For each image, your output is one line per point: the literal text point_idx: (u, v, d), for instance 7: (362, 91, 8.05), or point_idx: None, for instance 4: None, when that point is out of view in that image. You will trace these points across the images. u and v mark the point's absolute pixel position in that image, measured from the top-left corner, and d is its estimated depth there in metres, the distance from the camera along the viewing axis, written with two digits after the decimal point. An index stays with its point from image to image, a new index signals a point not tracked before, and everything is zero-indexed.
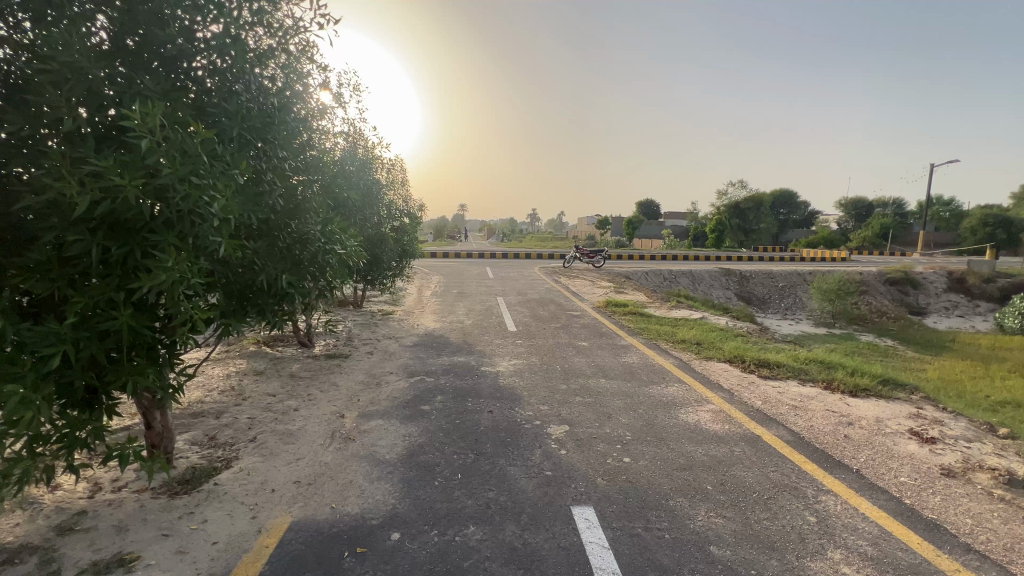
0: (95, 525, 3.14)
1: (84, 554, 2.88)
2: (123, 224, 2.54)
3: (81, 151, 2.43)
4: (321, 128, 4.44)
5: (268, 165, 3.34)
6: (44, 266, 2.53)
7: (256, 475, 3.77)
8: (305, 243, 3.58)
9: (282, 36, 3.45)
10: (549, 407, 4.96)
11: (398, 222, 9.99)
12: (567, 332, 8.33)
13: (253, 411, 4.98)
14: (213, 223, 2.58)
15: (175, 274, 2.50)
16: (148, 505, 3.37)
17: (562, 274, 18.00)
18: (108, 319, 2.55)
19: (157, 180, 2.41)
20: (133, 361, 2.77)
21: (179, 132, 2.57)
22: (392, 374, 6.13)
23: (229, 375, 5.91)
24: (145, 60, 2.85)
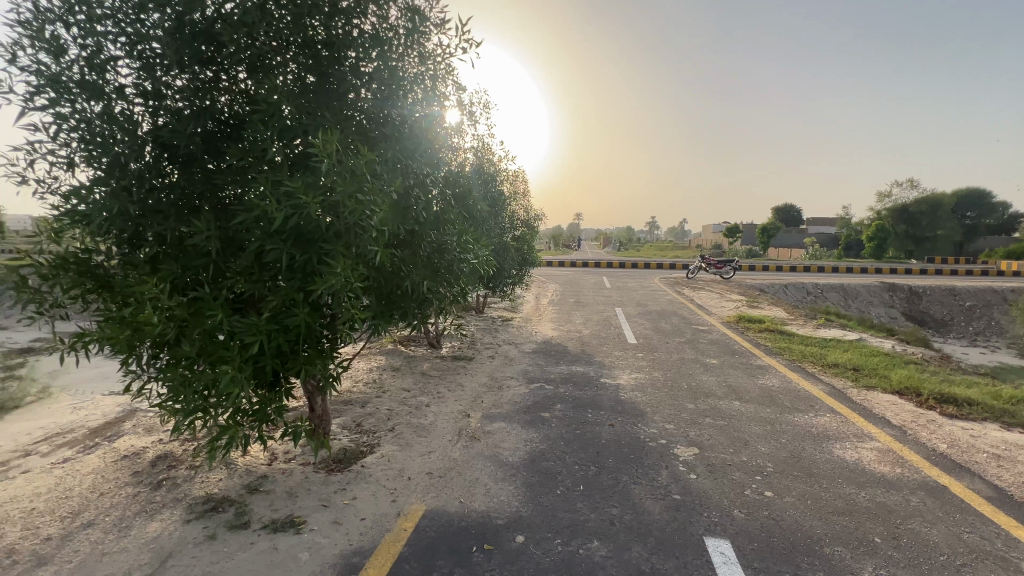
0: (273, 488, 3.74)
1: (266, 512, 3.45)
2: (305, 236, 2.98)
3: (278, 174, 2.92)
4: (457, 144, 4.79)
5: (415, 181, 3.67)
6: (248, 270, 3.08)
7: (395, 462, 4.15)
8: (443, 252, 3.85)
9: (430, 63, 3.80)
10: (675, 426, 4.68)
11: (519, 232, 10.34)
12: (693, 348, 7.78)
13: (391, 403, 5.52)
14: (372, 234, 2.90)
15: (341, 279, 2.87)
16: (311, 477, 3.91)
17: (685, 285, 16.98)
18: (292, 316, 3.03)
19: (332, 197, 2.79)
20: (306, 352, 3.25)
21: (349, 156, 2.95)
22: (513, 379, 6.32)
23: (372, 369, 6.64)
24: (325, 97, 3.36)
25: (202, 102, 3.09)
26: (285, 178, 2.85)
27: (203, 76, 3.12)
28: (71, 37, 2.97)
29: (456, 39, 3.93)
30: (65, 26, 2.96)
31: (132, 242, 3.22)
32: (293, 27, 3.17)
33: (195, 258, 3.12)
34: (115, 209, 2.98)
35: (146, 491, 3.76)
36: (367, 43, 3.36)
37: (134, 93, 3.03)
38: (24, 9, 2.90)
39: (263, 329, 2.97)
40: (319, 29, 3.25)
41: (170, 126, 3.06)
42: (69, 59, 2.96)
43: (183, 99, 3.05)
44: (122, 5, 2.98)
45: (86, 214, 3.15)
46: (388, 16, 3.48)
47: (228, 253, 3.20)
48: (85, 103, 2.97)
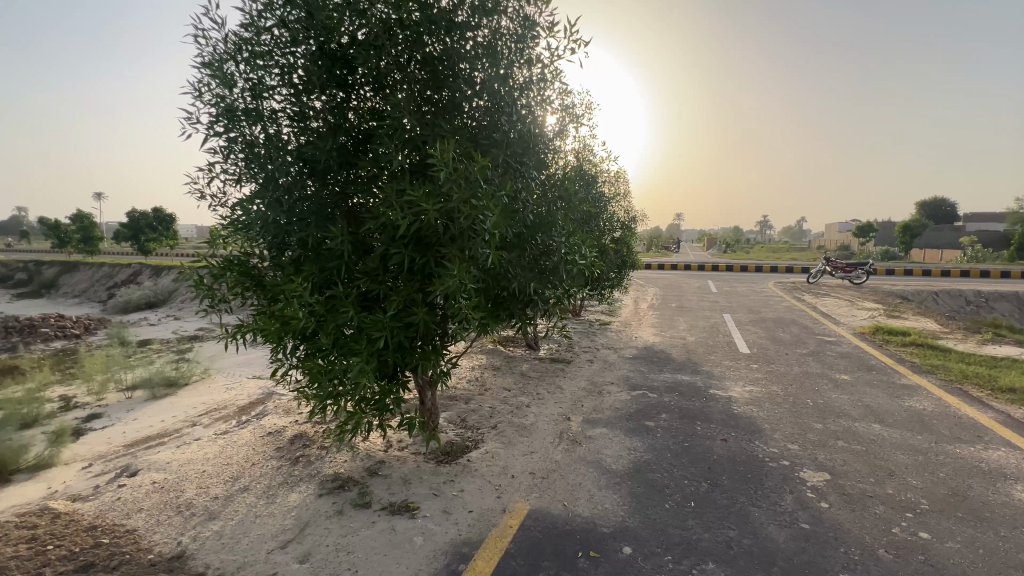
0: (390, 473, 4.05)
1: (385, 495, 3.74)
2: (424, 240, 3.18)
3: (402, 183, 3.14)
4: (562, 146, 4.80)
5: (523, 184, 3.74)
6: (374, 271, 3.36)
7: (499, 459, 4.26)
8: (549, 254, 3.87)
9: (539, 68, 3.86)
10: (800, 447, 4.22)
11: (619, 233, 10.08)
12: (819, 361, 6.95)
13: (493, 401, 5.69)
14: (485, 238, 3.00)
15: (457, 281, 3.01)
16: (422, 467, 4.16)
17: (806, 291, 15.25)
18: (411, 314, 3.27)
19: (450, 204, 2.93)
20: (423, 349, 3.47)
21: (466, 164, 3.07)
22: (614, 385, 6.17)
23: (474, 367, 6.90)
24: (443, 109, 3.56)
25: (337, 120, 3.43)
26: (408, 186, 3.06)
27: (338, 96, 3.46)
28: (238, 72, 3.49)
29: (565, 41, 3.93)
30: (234, 63, 3.48)
31: (281, 246, 3.69)
32: (415, 46, 3.40)
33: (330, 261, 3.48)
34: (269, 218, 3.43)
35: (287, 465, 4.29)
36: (480, 54, 3.50)
37: (284, 116, 3.47)
38: (205, 52, 3.45)
39: (387, 326, 3.21)
40: (437, 45, 3.46)
41: (312, 143, 3.44)
42: (236, 90, 3.46)
43: (322, 119, 3.42)
44: (275, 41, 3.43)
45: (246, 223, 3.68)
46: (499, 26, 3.60)
47: (357, 256, 3.52)
48: (248, 127, 3.46)
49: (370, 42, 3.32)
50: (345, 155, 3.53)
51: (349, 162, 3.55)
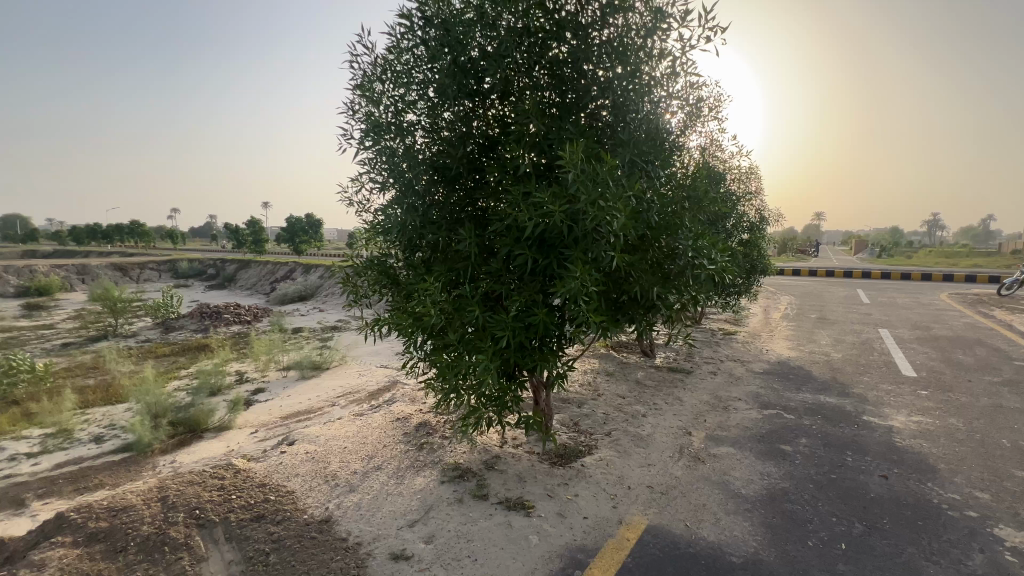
0: (506, 469, 4.17)
1: (501, 489, 3.86)
2: (548, 242, 3.22)
3: (528, 186, 3.19)
4: (690, 143, 4.51)
5: (649, 184, 3.60)
6: (499, 272, 3.48)
7: (614, 468, 4.15)
8: (674, 257, 3.66)
9: (670, 62, 3.68)
10: (992, 497, 3.44)
11: (749, 236, 9.21)
12: (1019, 393, 5.60)
13: (607, 408, 5.55)
14: (610, 240, 2.93)
15: (581, 283, 2.98)
16: (537, 466, 4.22)
17: (996, 305, 12.43)
18: (533, 315, 3.33)
19: (576, 205, 2.92)
20: (542, 350, 3.50)
21: (593, 164, 3.03)
22: (741, 401, 5.64)
23: (587, 371, 6.82)
24: (569, 111, 3.58)
25: (468, 127, 3.61)
26: (534, 188, 3.09)
27: (469, 106, 3.65)
28: (384, 91, 3.86)
29: (699, 29, 3.69)
30: (381, 83, 3.87)
31: (414, 248, 3.99)
32: (542, 50, 3.45)
33: (456, 262, 3.67)
34: (405, 221, 3.72)
35: (414, 450, 4.65)
36: (607, 53, 3.44)
37: (421, 127, 3.74)
38: (358, 75, 3.89)
39: (510, 325, 3.29)
40: (565, 47, 3.47)
41: (445, 151, 3.67)
42: (382, 106, 3.84)
43: (454, 126, 3.62)
44: (416, 59, 3.73)
45: (387, 226, 4.05)
46: (629, 21, 3.50)
47: (482, 257, 3.68)
48: (390, 140, 3.80)
49: (500, 52, 3.45)
50: (474, 161, 3.70)
51: (477, 166, 3.71)
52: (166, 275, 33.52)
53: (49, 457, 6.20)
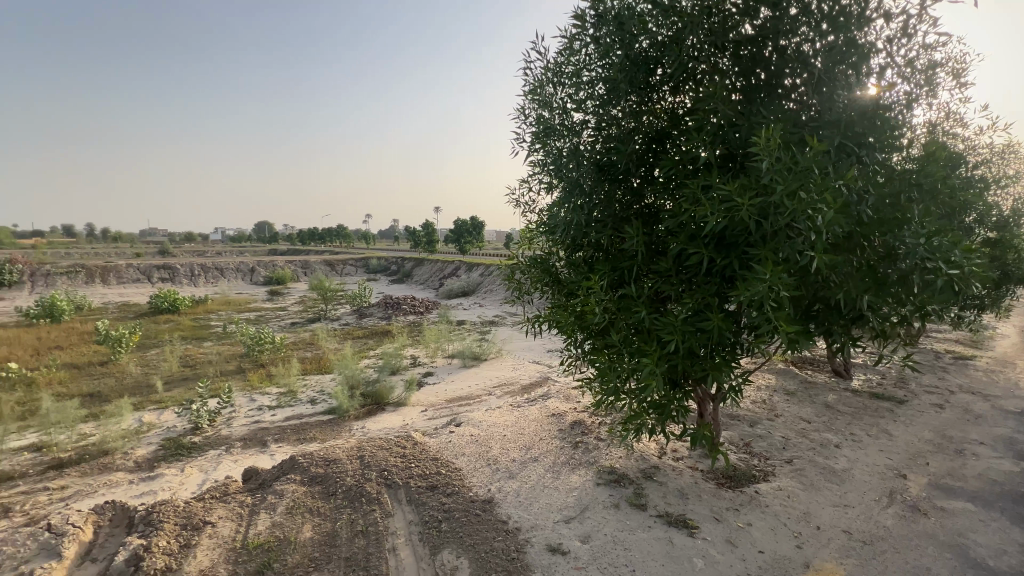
0: (666, 482, 3.94)
1: (660, 502, 3.66)
2: (729, 241, 2.94)
3: (708, 179, 2.93)
4: (919, 119, 3.66)
5: (862, 172, 3.01)
6: (668, 273, 3.27)
7: (798, 502, 3.60)
8: (895, 260, 2.99)
9: (899, 22, 3.02)
10: None
11: (1000, 234, 7.12)
12: None
13: (787, 431, 4.86)
14: (811, 237, 2.52)
15: (769, 286, 2.62)
16: (701, 484, 3.89)
17: None
18: (707, 319, 3.04)
19: (769, 198, 2.57)
20: (714, 358, 3.19)
21: (793, 151, 2.63)
22: (985, 446, 4.38)
23: (761, 387, 6.06)
24: (759, 94, 3.20)
25: (638, 121, 3.49)
26: (716, 181, 2.83)
27: (642, 100, 3.52)
28: (555, 93, 3.97)
29: None
30: (553, 86, 3.98)
31: (576, 247, 4.01)
32: (729, 29, 3.15)
33: (622, 261, 3.58)
34: (570, 220, 3.76)
35: (569, 447, 4.70)
36: (811, 22, 2.98)
37: (591, 126, 3.73)
38: (531, 81, 4.06)
39: (680, 329, 3.06)
40: (756, 23, 3.11)
41: (613, 148, 3.61)
42: (552, 109, 3.95)
43: (624, 122, 3.53)
44: (587, 58, 3.74)
45: (551, 226, 4.16)
46: None
47: (649, 256, 3.52)
48: (560, 140, 3.87)
49: (679, 37, 3.25)
50: (643, 156, 3.56)
51: (647, 161, 3.56)
52: (361, 271, 40.01)
53: (283, 411, 7.90)
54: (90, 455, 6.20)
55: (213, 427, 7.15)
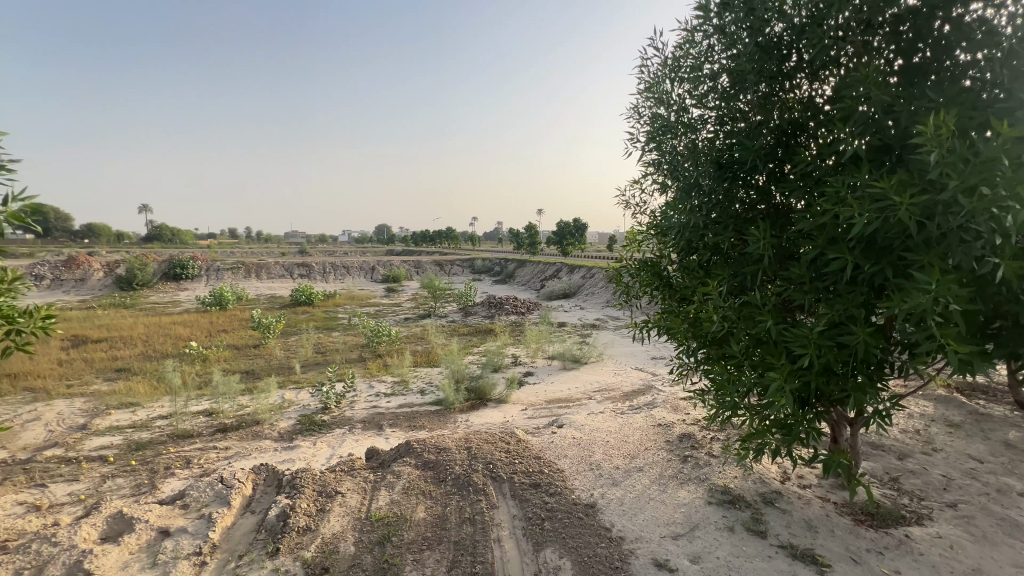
0: (790, 510, 3.57)
1: (784, 531, 3.33)
2: (881, 245, 2.58)
3: (855, 174, 2.60)
4: None
5: None
6: (801, 280, 2.96)
7: (963, 554, 3.04)
8: None
9: None
10: None
11: None
12: None
13: (949, 469, 4.12)
14: (997, 241, 2.11)
15: (935, 297, 2.24)
16: (834, 518, 3.47)
17: None
18: (848, 333, 2.70)
19: (940, 195, 2.21)
20: (856, 378, 2.82)
21: (974, 139, 2.22)
22: None
23: (913, 416, 5.21)
24: (924, 75, 2.77)
25: (768, 113, 3.20)
26: (865, 176, 2.50)
27: (772, 90, 3.24)
28: (673, 90, 3.80)
29: None
30: (671, 82, 3.81)
31: (691, 249, 3.80)
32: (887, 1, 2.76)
33: (744, 266, 3.31)
34: (687, 222, 3.57)
35: (676, 461, 4.47)
36: None
37: (712, 122, 3.52)
38: (647, 79, 3.92)
39: (814, 343, 2.75)
40: None
41: (737, 144, 3.35)
42: (670, 107, 3.79)
43: (752, 115, 3.26)
44: (710, 50, 3.53)
45: (664, 228, 3.99)
46: None
47: (777, 261, 3.21)
48: (678, 139, 3.69)
49: (821, 17, 2.93)
50: (773, 152, 3.26)
51: (777, 157, 3.25)
52: (467, 271, 42.00)
53: (396, 399, 8.60)
54: (246, 423, 7.33)
55: (339, 409, 8.03)
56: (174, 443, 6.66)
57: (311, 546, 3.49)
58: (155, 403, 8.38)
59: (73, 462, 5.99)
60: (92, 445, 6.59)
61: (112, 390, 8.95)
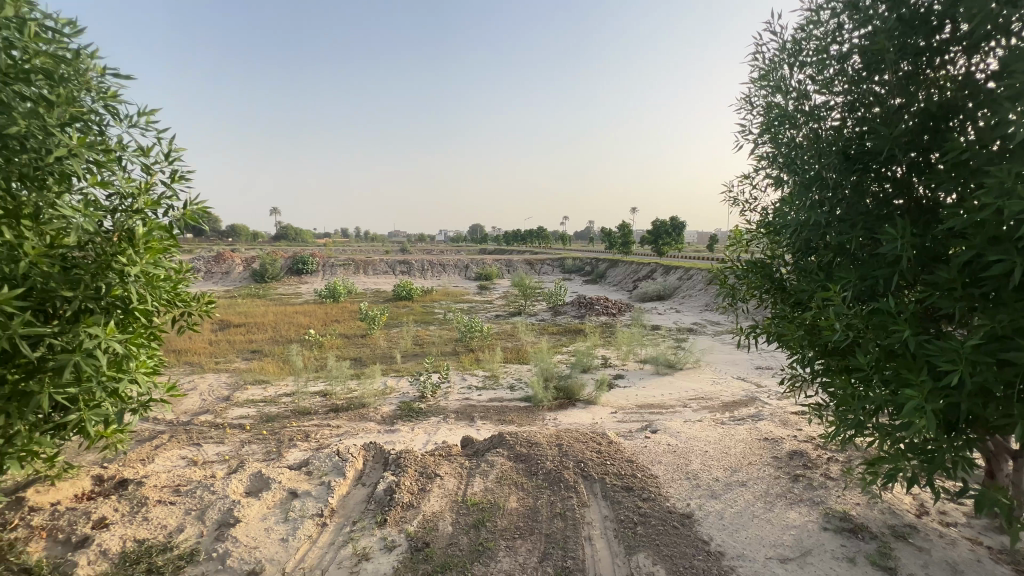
0: (927, 549, 3.14)
1: (918, 571, 2.93)
2: None
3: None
4: None
5: None
6: (950, 285, 2.57)
7: None
8: None
9: None
10: None
11: None
12: None
13: None
14: None
15: None
16: (987, 565, 2.98)
17: None
18: (1013, 349, 2.29)
19: None
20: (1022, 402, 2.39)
21: None
22: None
23: None
24: None
25: (911, 94, 2.85)
26: None
27: (917, 68, 2.87)
28: (792, 75, 3.49)
29: None
30: (789, 67, 3.51)
31: (810, 250, 3.47)
32: None
33: (878, 267, 2.94)
34: (806, 220, 3.24)
35: (786, 479, 4.12)
36: None
37: (840, 108, 3.18)
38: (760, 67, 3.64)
39: (966, 358, 2.38)
40: None
41: (870, 131, 3.01)
42: (787, 94, 3.47)
43: (890, 98, 2.92)
44: (838, 28, 3.20)
45: (778, 227, 3.68)
46: None
47: (920, 263, 2.82)
48: (797, 129, 3.38)
49: None
50: (916, 139, 2.89)
51: (921, 144, 2.88)
52: (557, 271, 42.07)
53: (488, 393, 8.91)
54: (355, 405, 8.08)
55: (435, 398, 8.53)
56: (297, 417, 7.55)
57: (414, 521, 3.79)
58: (282, 382, 9.57)
59: (221, 427, 7.07)
60: (235, 414, 7.71)
61: (250, 368, 10.39)
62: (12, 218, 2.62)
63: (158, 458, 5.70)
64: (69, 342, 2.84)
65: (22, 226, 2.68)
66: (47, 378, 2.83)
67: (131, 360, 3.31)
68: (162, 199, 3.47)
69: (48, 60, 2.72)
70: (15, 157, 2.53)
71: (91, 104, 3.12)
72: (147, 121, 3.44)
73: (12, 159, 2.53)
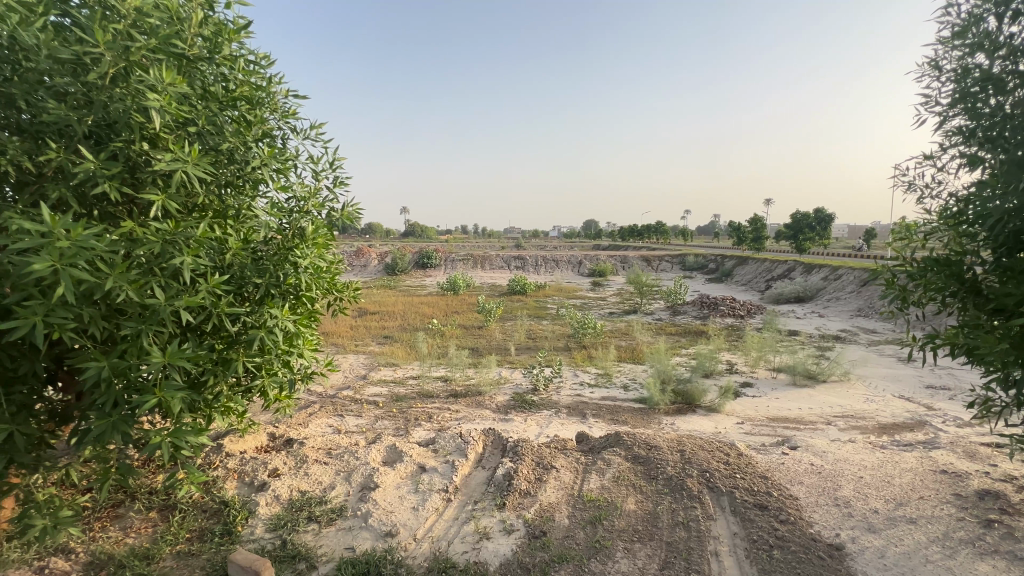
0: None
1: None
2: None
3: None
4: None
5: None
6: None
7: None
8: None
9: None
10: None
11: None
12: None
13: None
14: None
15: None
16: None
17: None
18: None
19: None
20: None
21: None
22: None
23: None
24: None
25: None
26: None
27: None
28: (999, 28, 2.84)
29: None
30: (994, 19, 2.86)
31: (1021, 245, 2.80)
32: None
33: None
34: (1018, 207, 2.59)
35: (974, 523, 3.40)
36: None
37: None
38: (953, 23, 3.00)
39: None
40: None
41: None
42: (993, 53, 2.83)
43: None
44: None
45: (971, 218, 3.04)
46: None
47: None
48: (1007, 94, 2.74)
49: None
50: None
51: None
52: (676, 267, 39.78)
53: (600, 391, 8.77)
54: (473, 393, 8.54)
55: (548, 391, 8.64)
56: (422, 400, 8.21)
57: (532, 508, 3.89)
58: (409, 366, 10.48)
59: (360, 402, 7.99)
60: (370, 391, 8.66)
61: (383, 352, 11.56)
62: (220, 218, 3.22)
63: (313, 424, 6.63)
64: (257, 320, 3.43)
65: (227, 224, 3.27)
66: (242, 349, 3.48)
67: (299, 338, 3.92)
68: (326, 202, 4.01)
69: (248, 88, 3.30)
70: (225, 167, 3.12)
71: (277, 122, 3.71)
72: (316, 134, 4.00)
73: (223, 169, 3.11)
